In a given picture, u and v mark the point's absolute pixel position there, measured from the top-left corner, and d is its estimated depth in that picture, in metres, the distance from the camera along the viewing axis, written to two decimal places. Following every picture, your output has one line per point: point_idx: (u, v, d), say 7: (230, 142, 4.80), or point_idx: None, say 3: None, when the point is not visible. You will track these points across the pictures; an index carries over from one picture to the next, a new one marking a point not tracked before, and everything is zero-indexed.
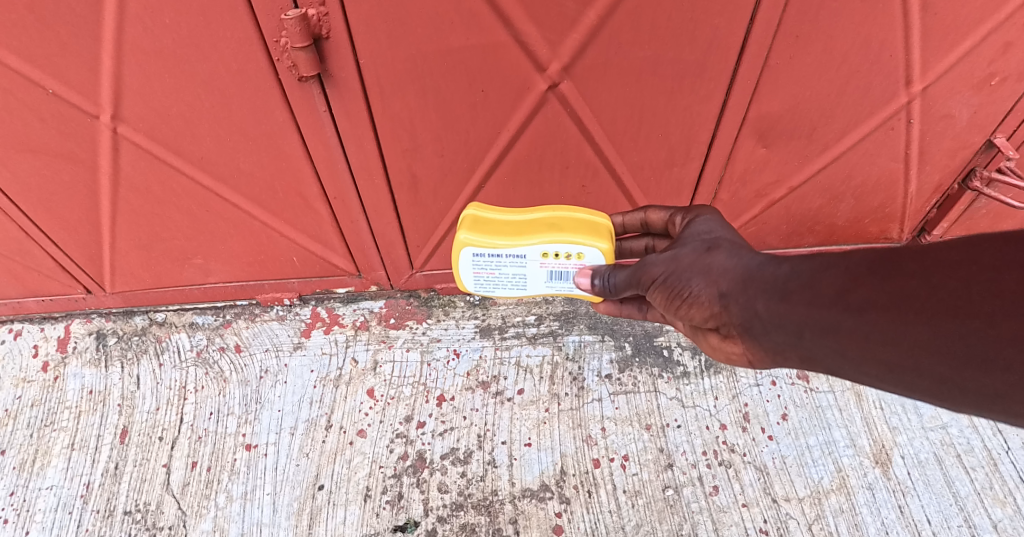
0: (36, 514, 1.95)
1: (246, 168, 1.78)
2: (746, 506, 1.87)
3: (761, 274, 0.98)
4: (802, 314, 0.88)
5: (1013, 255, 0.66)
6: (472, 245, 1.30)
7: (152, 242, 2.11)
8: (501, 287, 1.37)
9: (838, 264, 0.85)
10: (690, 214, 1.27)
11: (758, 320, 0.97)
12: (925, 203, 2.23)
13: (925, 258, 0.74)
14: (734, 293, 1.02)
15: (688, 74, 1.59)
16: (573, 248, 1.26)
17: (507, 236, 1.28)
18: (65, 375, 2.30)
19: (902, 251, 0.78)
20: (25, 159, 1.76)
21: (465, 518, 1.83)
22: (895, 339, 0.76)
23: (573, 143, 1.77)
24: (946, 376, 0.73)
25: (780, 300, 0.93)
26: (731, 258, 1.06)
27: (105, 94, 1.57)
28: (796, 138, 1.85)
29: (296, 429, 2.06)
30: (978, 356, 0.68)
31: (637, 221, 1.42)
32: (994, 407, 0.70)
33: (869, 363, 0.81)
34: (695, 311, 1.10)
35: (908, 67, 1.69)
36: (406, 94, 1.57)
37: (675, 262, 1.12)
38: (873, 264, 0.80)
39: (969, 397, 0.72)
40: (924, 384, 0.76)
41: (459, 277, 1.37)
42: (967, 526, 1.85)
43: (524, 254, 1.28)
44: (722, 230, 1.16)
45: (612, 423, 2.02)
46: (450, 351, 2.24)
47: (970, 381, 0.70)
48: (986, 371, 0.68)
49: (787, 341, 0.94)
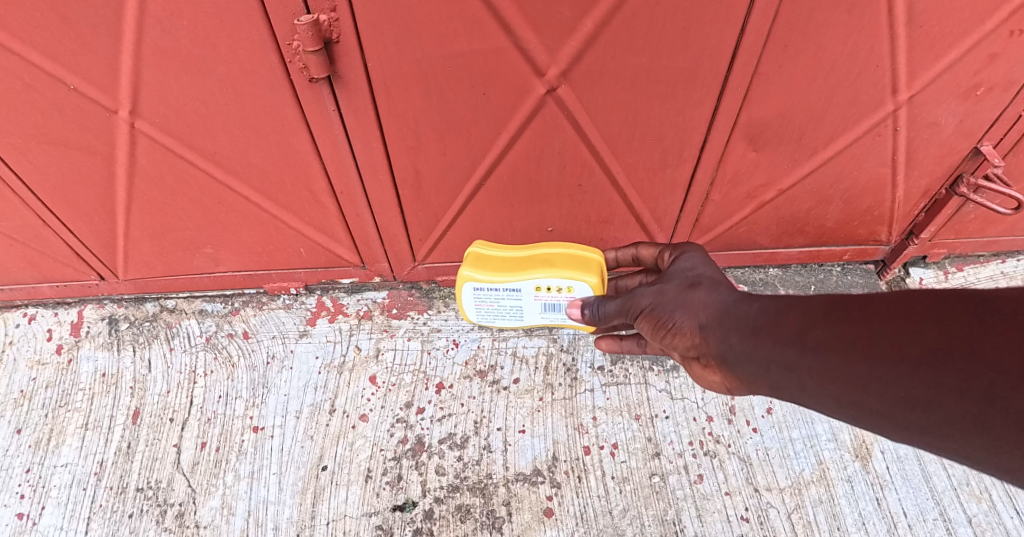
0: (52, 489, 2.05)
1: (257, 162, 1.86)
2: (729, 494, 1.96)
3: (736, 310, 1.12)
4: (769, 349, 0.98)
5: (939, 311, 0.79)
6: (474, 281, 1.56)
7: (164, 231, 2.19)
8: (500, 316, 1.64)
9: (797, 307, 0.98)
10: (677, 251, 1.43)
11: (733, 352, 1.08)
12: (912, 207, 2.31)
13: (869, 308, 0.87)
14: (711, 326, 1.15)
15: (681, 80, 1.67)
16: (563, 283, 1.50)
17: (505, 273, 1.53)
18: (79, 358, 2.39)
19: (854, 300, 0.90)
20: (45, 150, 1.84)
21: (461, 499, 1.93)
22: (844, 378, 0.86)
23: (570, 144, 1.85)
24: (882, 410, 0.84)
25: (751, 335, 1.04)
26: (710, 294, 1.21)
27: (124, 90, 1.64)
28: (785, 142, 1.92)
29: (301, 413, 2.15)
30: (906, 395, 0.79)
31: (628, 255, 1.60)
32: (920, 439, 0.81)
33: (823, 397, 0.91)
34: (679, 340, 1.24)
35: (894, 77, 1.76)
36: (411, 96, 1.65)
37: (661, 295, 1.28)
38: (827, 309, 0.93)
39: (901, 430, 0.83)
40: (866, 417, 0.86)
41: (463, 307, 1.63)
42: (941, 519, 1.94)
43: (519, 288, 1.53)
44: (704, 268, 1.32)
45: (603, 413, 2.11)
46: (449, 340, 2.32)
47: (900, 417, 0.81)
48: (913, 408, 0.79)
49: (757, 373, 1.03)
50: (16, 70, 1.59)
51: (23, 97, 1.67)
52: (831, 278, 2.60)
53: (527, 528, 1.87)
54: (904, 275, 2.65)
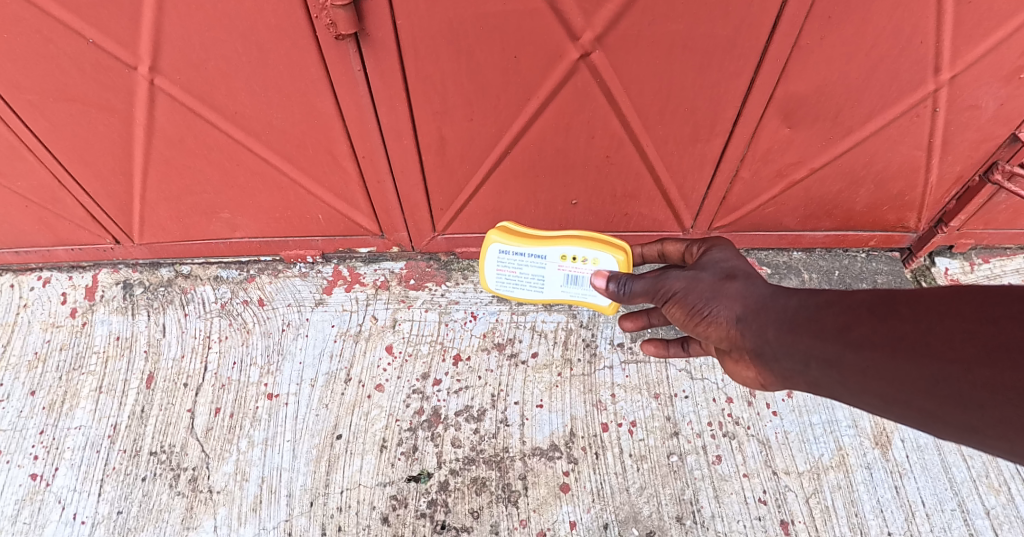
0: (65, 451, 2.05)
1: (278, 123, 1.82)
2: (747, 476, 1.94)
3: (773, 304, 1.13)
4: (808, 345, 1.02)
5: (994, 313, 0.77)
6: (499, 244, 1.54)
7: (181, 194, 2.16)
8: (520, 287, 1.60)
9: (839, 303, 1.01)
10: (705, 245, 1.38)
11: (769, 347, 1.11)
12: (944, 194, 2.24)
13: (918, 307, 0.87)
14: (748, 319, 1.16)
15: (718, 49, 1.60)
16: (589, 254, 1.50)
17: (532, 239, 1.52)
18: (93, 321, 2.38)
19: (902, 298, 0.91)
20: (63, 108, 1.81)
21: (476, 472, 1.91)
22: (890, 375, 0.87)
23: (600, 113, 1.80)
24: (932, 411, 0.82)
25: (789, 330, 1.07)
26: (746, 287, 1.20)
27: (144, 45, 1.60)
28: (820, 120, 1.86)
29: (316, 381, 2.13)
30: (957, 395, 0.77)
31: (655, 251, 1.51)
32: (973, 441, 0.77)
33: (868, 393, 0.92)
34: (711, 330, 1.24)
35: (938, 55, 1.68)
36: (440, 57, 1.60)
37: (694, 282, 1.27)
38: (872, 306, 0.94)
39: (951, 430, 0.80)
40: (912, 415, 0.86)
41: (484, 272, 1.59)
42: (960, 510, 1.91)
43: (545, 256, 1.52)
44: (737, 259, 1.29)
45: (622, 390, 2.08)
46: (467, 313, 2.29)
47: (950, 416, 0.79)
48: (964, 408, 0.77)
49: (795, 368, 1.07)
50: (34, 22, 1.55)
51: (41, 52, 1.63)
52: (855, 264, 2.54)
53: (543, 503, 1.86)
54: (930, 264, 2.58)
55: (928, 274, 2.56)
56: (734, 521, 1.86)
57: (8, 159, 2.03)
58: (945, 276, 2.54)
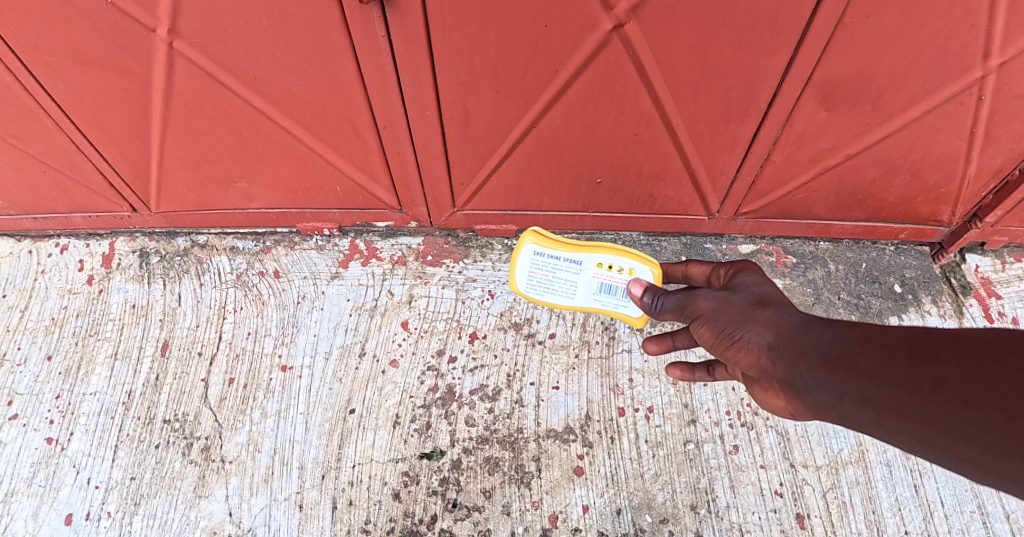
0: (81, 416, 2.06)
1: (298, 90, 1.78)
2: (764, 467, 1.90)
3: (806, 335, 1.05)
4: (843, 380, 0.93)
5: None
6: (535, 245, 1.52)
7: (200, 162, 2.14)
8: (550, 291, 1.57)
9: (877, 338, 0.94)
10: (734, 268, 1.28)
11: (800, 379, 1.02)
12: (981, 188, 2.15)
13: (958, 349, 0.82)
14: (780, 348, 1.07)
15: (758, 23, 1.53)
16: (626, 265, 1.49)
17: (569, 243, 1.51)
18: (110, 289, 2.38)
19: (937, 337, 0.86)
20: (80, 70, 1.78)
21: (489, 452, 1.89)
22: (929, 418, 0.80)
23: (632, 88, 1.74)
24: (974, 458, 0.76)
25: (822, 363, 0.99)
26: (779, 313, 1.12)
27: (163, 7, 1.56)
28: (860, 103, 1.78)
29: (330, 354, 2.12)
30: (1001, 444, 0.72)
31: (680, 272, 1.46)
32: (1014, 489, 0.72)
33: (902, 434, 0.85)
34: (741, 356, 1.15)
35: (988, 40, 1.58)
36: (467, 23, 1.54)
37: (725, 304, 1.18)
38: (910, 344, 0.88)
39: (989, 476, 0.74)
40: (949, 459, 0.79)
41: (515, 273, 1.57)
42: (979, 512, 1.85)
43: (581, 262, 1.51)
44: (770, 284, 1.21)
45: (639, 375, 2.04)
46: (484, 291, 2.26)
47: (992, 464, 0.73)
48: (1007, 457, 0.71)
49: (828, 401, 0.97)
50: None
51: (58, 11, 1.59)
52: (883, 257, 2.46)
53: (556, 485, 1.85)
54: (960, 260, 2.48)
55: (958, 270, 2.46)
56: (750, 512, 1.83)
57: (24, 122, 2.00)
58: (974, 273, 2.45)
